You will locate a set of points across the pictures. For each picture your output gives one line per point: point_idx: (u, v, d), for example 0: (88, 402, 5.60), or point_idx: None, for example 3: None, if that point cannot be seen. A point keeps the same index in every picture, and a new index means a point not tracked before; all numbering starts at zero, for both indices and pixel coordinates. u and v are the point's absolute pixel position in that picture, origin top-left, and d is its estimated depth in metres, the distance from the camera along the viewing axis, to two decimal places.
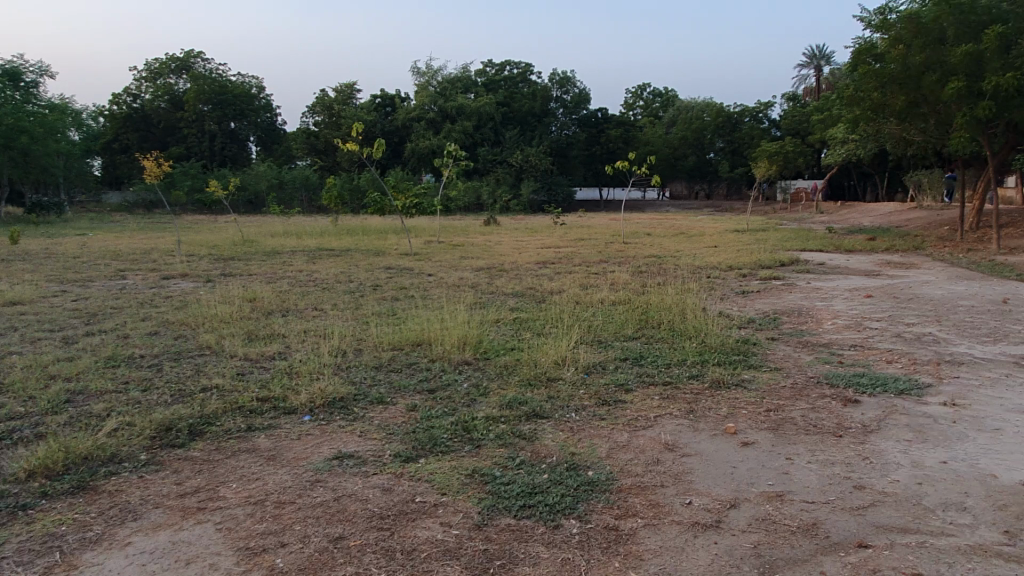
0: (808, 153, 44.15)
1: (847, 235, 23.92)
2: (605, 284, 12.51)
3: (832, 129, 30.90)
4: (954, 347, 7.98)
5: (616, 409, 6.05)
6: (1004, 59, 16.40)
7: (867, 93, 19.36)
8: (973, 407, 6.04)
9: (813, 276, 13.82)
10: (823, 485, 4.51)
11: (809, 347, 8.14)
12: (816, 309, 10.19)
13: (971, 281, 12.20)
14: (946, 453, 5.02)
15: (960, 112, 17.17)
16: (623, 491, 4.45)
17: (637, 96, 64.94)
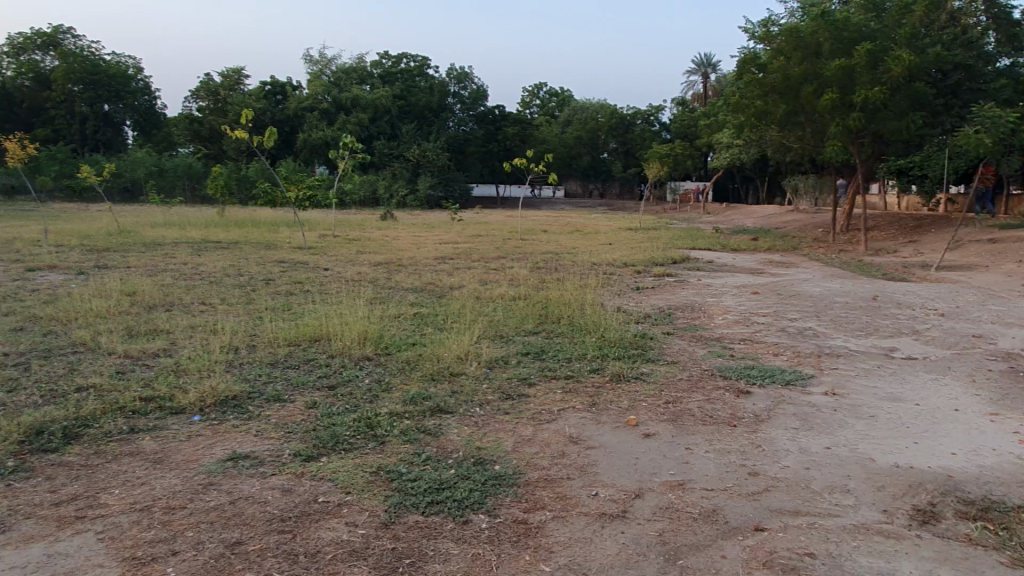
0: (696, 156, 46.10)
1: (732, 235, 25.09)
2: (504, 280, 12.53)
3: (718, 134, 32.38)
4: (832, 341, 8.53)
5: (519, 403, 6.06)
6: (872, 74, 17.67)
7: (751, 102, 20.37)
8: (851, 396, 6.47)
9: (703, 273, 14.41)
10: (720, 472, 4.69)
11: (702, 341, 8.47)
12: (707, 304, 10.62)
13: (845, 280, 13.05)
14: (829, 439, 5.34)
15: (833, 122, 18.40)
16: (530, 484, 4.46)
17: (533, 95, 65.51)
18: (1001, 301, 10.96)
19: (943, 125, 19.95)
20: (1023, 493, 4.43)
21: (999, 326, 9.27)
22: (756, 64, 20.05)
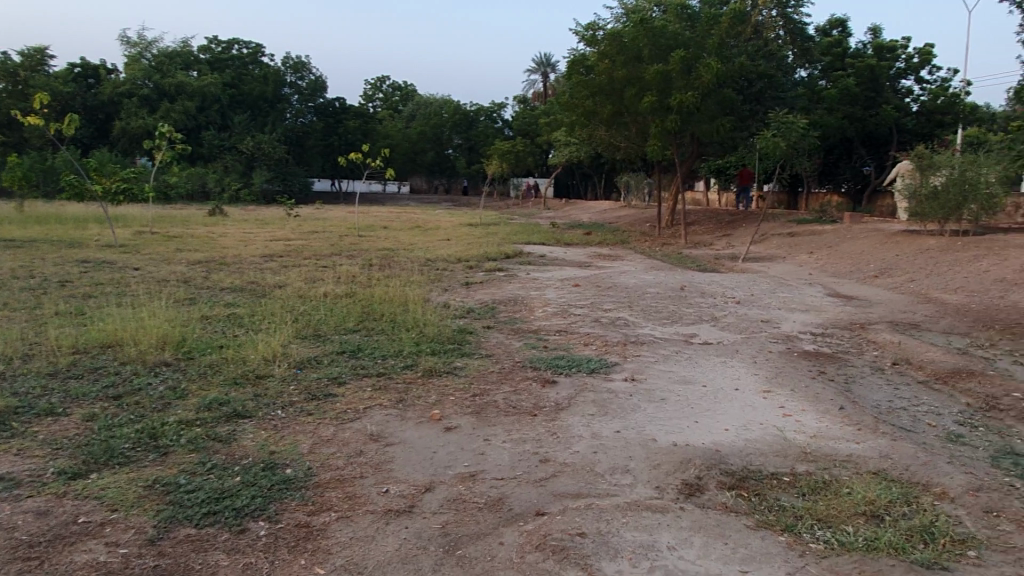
0: (537, 153, 47.32)
1: (568, 230, 26.00)
2: (331, 277, 12.24)
3: (555, 132, 33.38)
4: (639, 329, 9.06)
5: (325, 403, 5.93)
6: (686, 80, 19.00)
7: (580, 102, 21.19)
8: (648, 380, 6.92)
9: (532, 267, 14.85)
10: (513, 461, 4.84)
11: (519, 333, 8.72)
12: (529, 298, 10.95)
13: (660, 271, 13.94)
14: (620, 423, 5.66)
15: (653, 123, 19.62)
16: (320, 486, 4.36)
17: (376, 89, 64.22)
18: (788, 288, 12.14)
19: (750, 129, 21.82)
20: (777, 461, 4.94)
21: (783, 310, 10.29)
22: (584, 66, 20.89)
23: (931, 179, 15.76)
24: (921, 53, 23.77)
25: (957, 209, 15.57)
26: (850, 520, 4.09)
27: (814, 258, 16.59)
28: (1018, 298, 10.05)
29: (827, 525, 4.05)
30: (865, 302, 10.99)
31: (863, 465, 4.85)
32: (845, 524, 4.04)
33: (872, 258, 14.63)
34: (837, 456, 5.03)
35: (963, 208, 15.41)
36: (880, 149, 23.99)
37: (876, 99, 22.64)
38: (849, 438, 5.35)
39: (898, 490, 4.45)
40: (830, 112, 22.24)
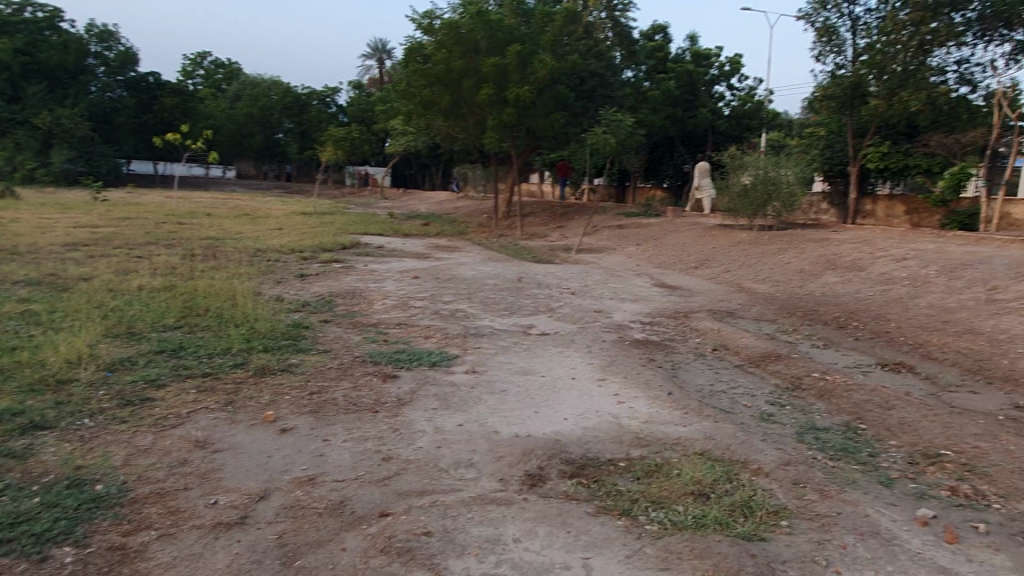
0: (373, 140, 46.28)
1: (406, 220, 25.69)
2: (147, 269, 11.21)
3: (392, 121, 32.79)
4: (479, 321, 9.11)
5: (142, 409, 5.39)
6: (520, 74, 19.39)
7: (418, 91, 20.97)
8: (488, 372, 6.96)
9: (370, 258, 14.50)
10: (354, 462, 4.66)
11: (358, 327, 8.45)
12: (368, 290, 10.66)
13: (499, 263, 14.12)
14: (463, 416, 5.63)
15: (491, 116, 19.85)
16: (138, 501, 3.96)
17: (196, 65, 59.56)
18: (619, 279, 12.76)
19: (582, 125, 22.68)
20: (613, 447, 5.14)
21: (614, 301, 10.79)
22: (421, 54, 20.71)
23: (740, 179, 17.24)
24: (733, 62, 25.87)
25: (764, 205, 17.06)
26: (680, 500, 4.34)
27: (640, 250, 17.56)
28: (814, 287, 11.22)
29: (660, 506, 4.27)
30: (687, 292, 11.78)
31: (690, 447, 5.18)
32: (676, 505, 4.27)
33: (692, 251, 15.73)
34: (667, 439, 5.33)
35: (767, 205, 16.99)
36: (697, 149, 25.84)
37: (693, 103, 24.35)
38: (676, 422, 5.70)
39: (721, 469, 4.78)
40: (653, 112, 23.71)
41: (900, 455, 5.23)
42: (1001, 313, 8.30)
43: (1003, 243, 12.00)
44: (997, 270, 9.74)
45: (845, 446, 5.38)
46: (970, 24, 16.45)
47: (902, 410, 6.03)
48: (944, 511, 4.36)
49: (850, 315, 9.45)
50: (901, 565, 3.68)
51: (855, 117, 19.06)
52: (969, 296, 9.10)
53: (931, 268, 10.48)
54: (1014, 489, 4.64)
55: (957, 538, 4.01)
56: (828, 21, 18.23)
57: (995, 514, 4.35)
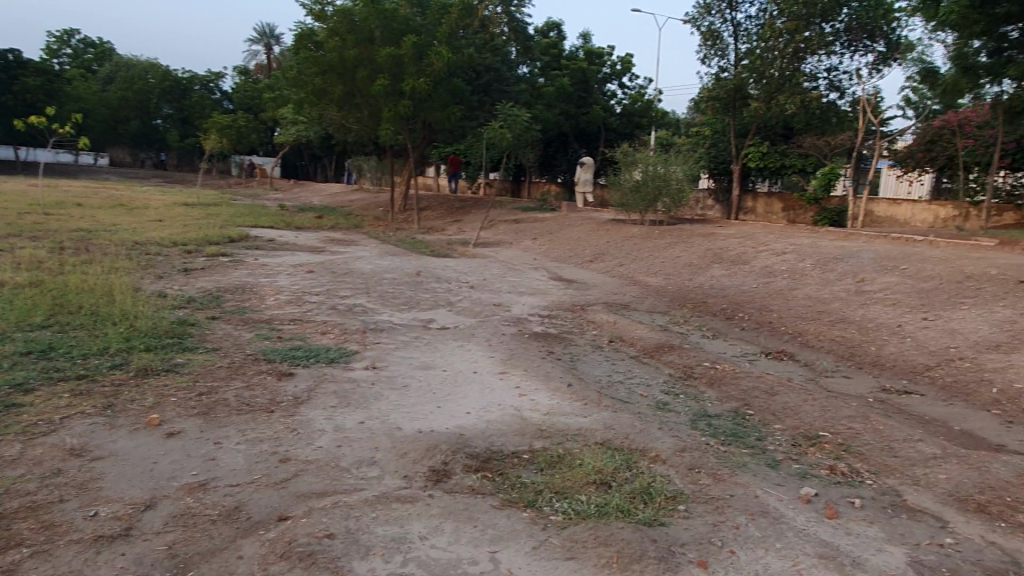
0: (262, 129, 44.53)
1: (298, 213, 24.87)
2: (9, 263, 10.29)
3: (281, 109, 31.62)
4: (378, 316, 8.94)
5: (7, 416, 4.94)
6: (416, 65, 19.14)
7: (309, 79, 20.31)
8: (388, 367, 6.84)
9: (260, 252, 13.93)
10: (249, 465, 4.45)
11: (249, 324, 8.09)
12: (259, 285, 10.23)
13: (397, 256, 13.91)
14: (363, 414, 5.50)
15: (386, 107, 19.51)
16: (6, 517, 3.62)
17: (62, 43, 55.30)
18: (517, 273, 12.86)
19: (478, 119, 22.71)
20: (517, 439, 5.16)
21: (513, 294, 10.87)
22: (312, 41, 20.07)
23: (632, 175, 17.77)
24: (624, 61, 26.60)
25: (655, 201, 17.66)
26: (583, 489, 4.42)
27: (538, 243, 17.78)
28: (702, 279, 11.72)
29: (564, 496, 4.33)
30: (584, 285, 12.02)
31: (592, 437, 5.29)
32: (580, 494, 4.35)
33: (588, 245, 16.07)
34: (569, 430, 5.41)
35: (657, 201, 17.60)
36: (590, 145, 26.42)
37: (587, 100, 24.86)
38: (577, 413, 5.80)
39: (621, 458, 4.91)
40: (548, 108, 24.06)
41: (784, 437, 5.55)
42: (869, 303, 8.96)
43: (868, 238, 12.96)
44: (865, 263, 10.51)
45: (735, 432, 5.65)
46: (839, 34, 17.66)
47: (785, 395, 6.38)
48: (825, 488, 4.66)
49: (735, 306, 9.94)
50: (789, 541, 3.90)
51: (737, 118, 20.05)
52: (841, 288, 9.77)
53: (807, 262, 11.18)
54: (885, 465, 5.01)
55: (837, 513, 4.29)
56: (712, 25, 19.06)
57: (869, 489, 4.69)
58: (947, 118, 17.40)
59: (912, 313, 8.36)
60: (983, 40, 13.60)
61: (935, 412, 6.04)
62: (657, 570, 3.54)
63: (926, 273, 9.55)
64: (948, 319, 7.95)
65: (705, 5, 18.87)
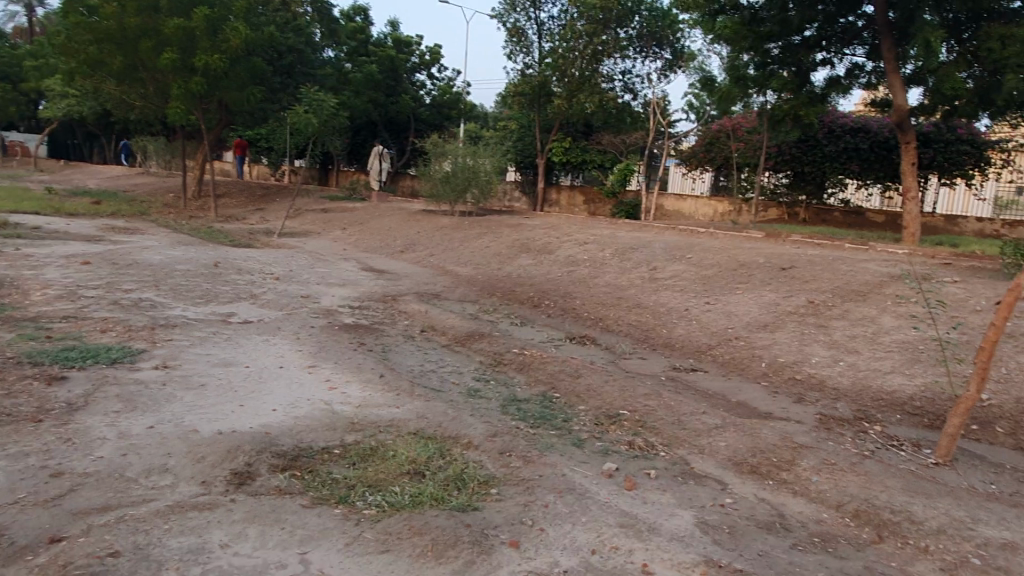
0: (23, 102, 39.10)
1: (70, 197, 22.14)
2: None
3: (48, 81, 28.00)
4: (169, 311, 8.20)
5: None
6: (210, 40, 17.80)
7: (81, 48, 18.13)
8: (183, 366, 6.29)
9: (23, 241, 12.25)
10: (12, 483, 3.89)
11: (10, 323, 7.07)
12: (22, 278, 8.99)
13: (191, 246, 12.87)
14: (153, 417, 5.02)
15: (175, 83, 18.02)
16: None
17: None
18: (325, 263, 12.43)
19: (281, 101, 21.94)
20: (326, 435, 4.98)
21: (321, 286, 10.48)
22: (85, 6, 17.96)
23: (442, 166, 17.85)
24: (432, 52, 26.60)
25: (465, 191, 17.86)
26: (396, 481, 4.36)
27: (347, 234, 17.30)
28: (511, 269, 12.06)
29: (376, 489, 4.24)
30: (394, 275, 11.88)
31: (404, 427, 5.24)
32: (393, 486, 4.28)
33: (398, 235, 15.91)
34: (380, 422, 5.32)
35: (468, 191, 17.83)
36: (399, 135, 26.17)
37: (396, 88, 24.55)
38: (389, 404, 5.72)
39: (434, 447, 4.91)
40: (357, 95, 23.48)
41: (587, 417, 5.87)
42: (660, 289, 9.75)
43: (658, 230, 14.04)
44: (656, 253, 11.39)
45: (543, 414, 5.89)
46: (631, 40, 18.94)
47: (589, 377, 6.74)
48: (624, 462, 4.99)
49: (542, 294, 10.34)
50: (593, 514, 4.12)
51: (542, 114, 20.86)
52: (636, 275, 10.51)
53: (606, 252, 11.88)
54: (674, 437, 5.47)
55: (635, 485, 4.61)
56: (517, 22, 19.61)
57: (662, 460, 5.09)
58: (724, 123, 19.36)
59: (695, 297, 9.20)
60: (751, 54, 15.22)
61: (715, 386, 6.70)
62: (471, 553, 3.58)
63: (707, 261, 10.55)
64: (726, 302, 8.85)
65: (511, 2, 19.39)
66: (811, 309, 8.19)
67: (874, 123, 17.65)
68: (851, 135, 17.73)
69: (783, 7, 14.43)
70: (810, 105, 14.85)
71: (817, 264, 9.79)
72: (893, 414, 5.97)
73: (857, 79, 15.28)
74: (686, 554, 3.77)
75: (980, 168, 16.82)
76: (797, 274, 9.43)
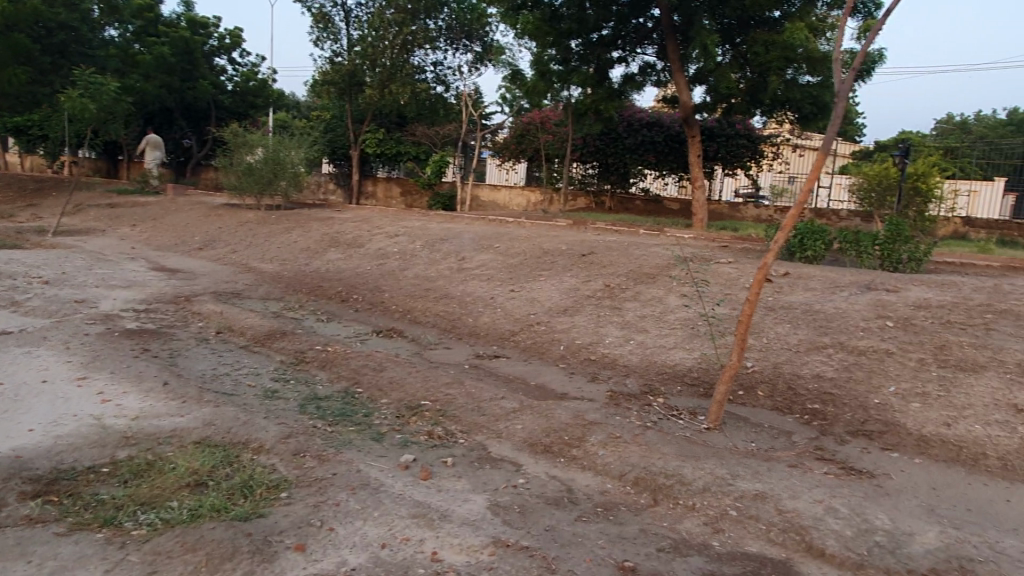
0: None
1: None
2: None
3: None
4: None
5: None
6: None
7: None
8: None
9: None
10: None
11: None
12: None
13: None
14: None
15: None
16: None
17: None
18: (108, 264, 11.32)
19: (52, 84, 19.71)
20: (94, 453, 4.54)
21: (101, 288, 9.53)
22: None
23: (245, 157, 16.87)
24: (233, 36, 25.02)
25: (271, 184, 17.00)
26: (174, 494, 4.05)
27: (137, 230, 15.87)
28: (318, 264, 11.66)
29: (150, 506, 3.92)
30: (189, 274, 11.08)
31: (187, 437, 4.89)
32: (170, 500, 3.98)
33: (196, 231, 14.82)
34: (160, 433, 4.93)
35: (275, 183, 16.98)
36: (198, 123, 24.40)
37: (193, 73, 22.56)
38: (172, 413, 5.32)
39: (219, 455, 4.62)
40: (146, 79, 21.55)
41: (390, 410, 5.83)
42: (468, 279, 9.88)
43: (470, 220, 14.23)
44: (465, 244, 11.53)
45: (343, 411, 5.75)
46: (441, 31, 18.99)
47: (391, 369, 6.67)
48: (422, 453, 5.00)
49: (350, 289, 10.11)
50: (385, 508, 4.09)
51: (353, 103, 20.33)
52: (445, 267, 10.57)
53: (416, 244, 11.85)
54: (474, 424, 5.59)
55: (430, 474, 4.64)
56: (322, 8, 18.95)
57: (460, 447, 5.17)
58: (532, 116, 20.03)
59: (501, 286, 9.42)
60: (554, 50, 15.83)
61: (516, 371, 6.92)
62: (250, 563, 3.42)
63: (514, 250, 10.86)
64: (529, 289, 9.15)
65: None
66: (606, 293, 8.68)
67: (666, 117, 19.07)
68: (647, 129, 19.03)
69: (580, 6, 15.07)
70: (608, 99, 15.83)
71: (613, 250, 10.39)
72: (674, 385, 6.50)
73: (649, 77, 16.40)
74: (475, 537, 3.85)
75: (755, 160, 18.71)
76: (596, 259, 9.95)
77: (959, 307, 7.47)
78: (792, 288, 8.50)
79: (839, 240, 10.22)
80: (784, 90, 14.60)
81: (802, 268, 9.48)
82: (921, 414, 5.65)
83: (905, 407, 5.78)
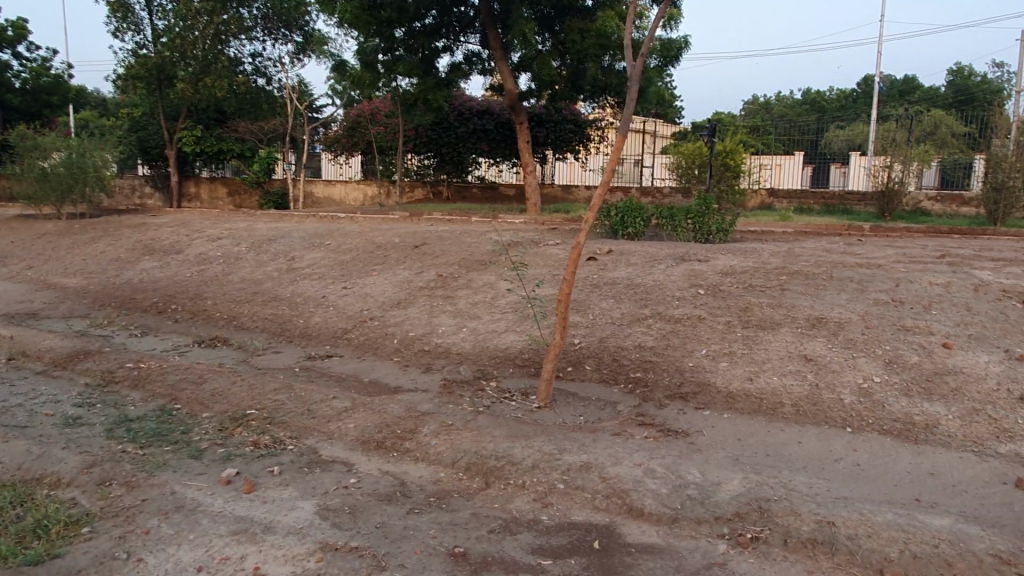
0: None
1: None
2: None
3: None
4: None
5: None
6: None
7: None
8: None
9: None
10: None
11: None
12: None
13: None
14: None
15: None
16: None
17: None
18: None
19: None
20: None
21: None
22: None
23: (37, 162, 15.11)
24: (15, 28, 22.39)
25: (71, 191, 15.45)
26: None
27: None
28: (131, 274, 10.78)
29: None
30: None
31: None
32: None
33: None
34: None
35: (76, 191, 15.44)
36: None
37: None
38: None
39: (8, 495, 4.16)
40: None
41: (211, 424, 5.50)
42: (297, 279, 9.52)
43: (300, 218, 13.71)
44: (294, 243, 11.10)
45: (158, 431, 5.36)
46: (256, 20, 17.91)
47: (213, 380, 6.29)
48: (246, 465, 4.76)
49: (168, 298, 9.42)
50: (202, 528, 3.86)
51: (164, 99, 18.88)
52: (272, 268, 10.11)
53: (241, 246, 11.25)
54: (304, 427, 5.41)
55: (254, 486, 4.42)
56: None
57: (288, 454, 4.98)
58: (362, 108, 19.58)
59: (333, 283, 9.17)
60: (377, 40, 15.53)
61: (348, 369, 6.77)
62: None
63: (345, 246, 10.58)
64: (362, 285, 8.96)
65: None
66: (438, 283, 8.67)
67: (495, 105, 19.36)
68: (478, 117, 19.24)
69: None
70: (436, 89, 15.67)
71: (446, 239, 10.41)
72: (506, 368, 6.62)
73: (475, 66, 16.54)
74: (301, 545, 3.73)
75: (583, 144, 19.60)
76: (428, 250, 9.92)
77: (759, 272, 8.18)
78: (615, 265, 8.92)
79: (656, 216, 10.87)
80: (602, 76, 15.32)
81: (624, 244, 9.99)
82: (728, 371, 6.15)
83: (714, 366, 6.27)
